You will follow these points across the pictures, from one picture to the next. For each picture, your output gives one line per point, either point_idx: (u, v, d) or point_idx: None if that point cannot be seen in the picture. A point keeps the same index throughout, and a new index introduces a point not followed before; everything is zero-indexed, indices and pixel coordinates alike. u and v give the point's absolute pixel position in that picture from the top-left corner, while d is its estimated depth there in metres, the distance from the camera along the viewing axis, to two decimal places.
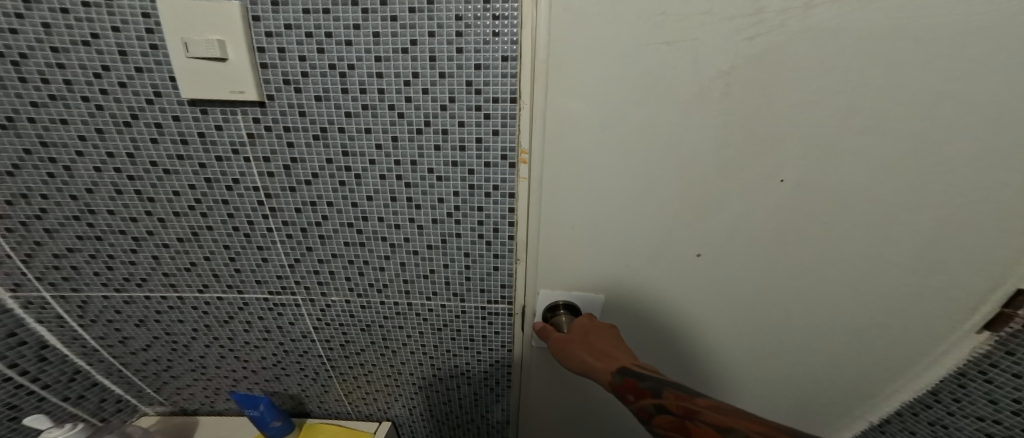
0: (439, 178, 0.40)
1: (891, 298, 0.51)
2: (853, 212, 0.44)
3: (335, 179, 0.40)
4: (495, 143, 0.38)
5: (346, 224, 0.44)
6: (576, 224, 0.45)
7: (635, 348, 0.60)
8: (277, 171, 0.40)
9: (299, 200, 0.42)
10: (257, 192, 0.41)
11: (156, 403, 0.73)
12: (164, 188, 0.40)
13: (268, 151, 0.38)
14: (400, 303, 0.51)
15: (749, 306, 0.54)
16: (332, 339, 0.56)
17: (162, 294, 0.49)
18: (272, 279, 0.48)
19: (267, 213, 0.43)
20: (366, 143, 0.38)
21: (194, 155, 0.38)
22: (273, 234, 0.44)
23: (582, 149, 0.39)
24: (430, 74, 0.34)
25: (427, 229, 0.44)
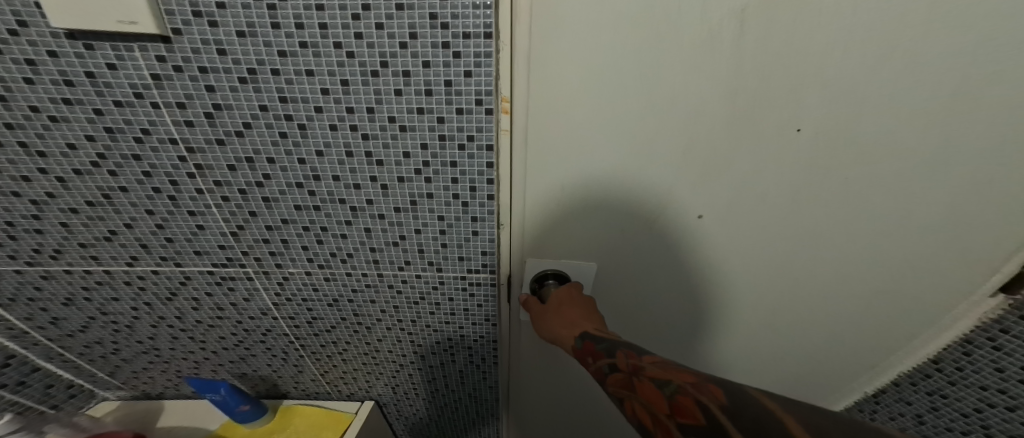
0: (403, 128, 0.33)
1: (906, 261, 0.48)
2: (884, 171, 0.39)
3: (275, 129, 0.33)
4: (468, 88, 0.30)
5: (294, 184, 0.37)
6: (567, 188, 0.39)
7: (631, 318, 0.56)
8: (197, 120, 0.32)
9: (229, 154, 0.34)
10: (177, 146, 0.34)
11: (115, 387, 0.68)
12: (57, 140, 0.32)
13: (182, 94, 0.30)
14: (370, 275, 0.45)
15: (753, 270, 0.50)
16: (299, 315, 0.51)
17: (87, 269, 0.43)
18: (214, 251, 0.42)
19: (194, 173, 0.36)
20: (309, 87, 0.30)
21: (85, 98, 0.30)
22: (204, 197, 0.37)
23: (575, 95, 0.32)
24: (384, 5, 0.25)
25: (394, 188, 0.37)
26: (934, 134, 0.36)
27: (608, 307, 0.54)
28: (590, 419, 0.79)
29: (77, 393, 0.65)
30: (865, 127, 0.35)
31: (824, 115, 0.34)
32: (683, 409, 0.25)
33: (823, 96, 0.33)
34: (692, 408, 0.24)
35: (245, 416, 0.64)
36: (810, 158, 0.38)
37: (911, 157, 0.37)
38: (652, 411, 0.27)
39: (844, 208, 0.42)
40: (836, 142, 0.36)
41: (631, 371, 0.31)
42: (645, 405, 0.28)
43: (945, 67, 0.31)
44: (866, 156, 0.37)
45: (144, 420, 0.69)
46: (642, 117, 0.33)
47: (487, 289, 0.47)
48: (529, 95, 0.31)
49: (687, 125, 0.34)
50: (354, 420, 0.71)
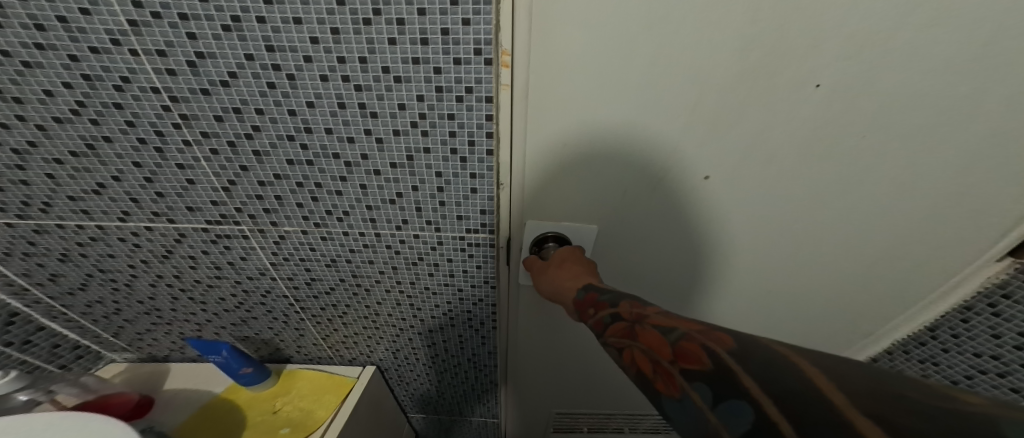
0: (397, 79, 0.31)
1: (911, 228, 0.48)
2: (901, 134, 0.38)
3: (262, 79, 0.31)
4: (466, 36, 0.28)
5: (284, 137, 0.35)
6: (569, 149, 0.38)
7: (632, 281, 0.56)
8: (180, 69, 0.30)
9: (215, 106, 0.33)
10: (159, 95, 0.32)
11: (122, 349, 0.69)
12: (33, 86, 0.31)
13: (162, 42, 0.28)
14: (368, 234, 0.44)
15: (756, 235, 0.49)
16: (297, 275, 0.51)
17: (78, 223, 0.43)
18: (207, 207, 0.41)
19: (180, 123, 0.34)
20: (297, 36, 0.28)
21: (58, 43, 0.28)
22: (192, 149, 0.36)
23: (582, 48, 0.30)
24: None
25: (388, 143, 0.36)
26: (962, 96, 0.34)
27: (608, 270, 0.54)
28: (587, 384, 0.81)
29: (83, 354, 0.66)
30: (891, 88, 0.33)
31: (850, 70, 0.32)
32: (687, 352, 0.25)
33: (851, 48, 0.30)
34: (698, 350, 0.25)
35: (247, 379, 0.65)
36: (828, 118, 0.36)
37: (934, 121, 0.36)
38: (652, 356, 0.27)
39: (855, 171, 0.41)
40: (857, 101, 0.35)
41: (635, 324, 0.32)
42: (646, 352, 0.28)
43: (988, 20, 0.28)
44: (889, 119, 0.36)
45: (149, 381, 0.70)
46: (651, 74, 0.32)
47: (486, 250, 0.46)
48: (532, 45, 0.30)
49: (698, 82, 0.33)
50: (356, 383, 0.72)
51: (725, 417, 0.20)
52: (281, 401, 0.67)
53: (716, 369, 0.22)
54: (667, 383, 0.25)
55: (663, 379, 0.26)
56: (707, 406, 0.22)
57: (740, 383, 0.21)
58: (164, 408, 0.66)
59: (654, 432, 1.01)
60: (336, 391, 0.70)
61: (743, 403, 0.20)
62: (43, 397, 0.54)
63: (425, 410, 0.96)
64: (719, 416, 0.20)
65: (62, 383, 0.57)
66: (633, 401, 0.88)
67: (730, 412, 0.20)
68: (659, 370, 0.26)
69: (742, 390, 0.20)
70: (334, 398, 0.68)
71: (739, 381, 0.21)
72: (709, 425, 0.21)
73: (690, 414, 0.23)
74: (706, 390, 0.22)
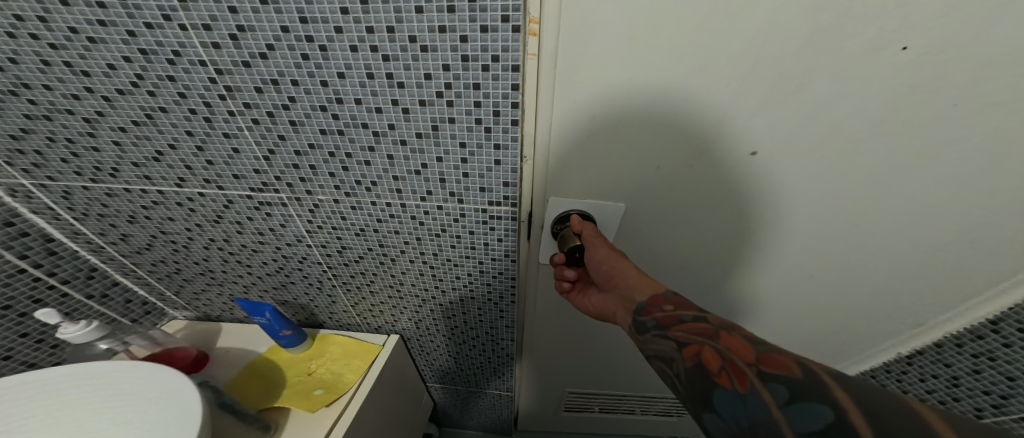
0: (425, 49, 0.31)
1: (978, 208, 0.44)
2: (970, 105, 0.34)
3: (296, 51, 0.32)
4: (493, 4, 0.28)
5: (317, 107, 0.37)
6: (596, 122, 0.38)
7: (661, 254, 0.55)
8: (224, 42, 0.32)
9: (258, 79, 0.35)
10: (206, 68, 0.34)
11: (181, 308, 0.77)
12: (97, 60, 0.34)
13: (206, 16, 0.30)
14: (394, 205, 0.46)
15: (792, 211, 0.47)
16: (330, 243, 0.54)
17: (142, 188, 0.48)
18: (250, 175, 0.45)
19: (224, 95, 0.36)
20: (328, 7, 0.29)
21: (119, 20, 0.31)
22: (236, 119, 0.39)
23: (613, 12, 0.29)
24: None
25: (414, 113, 0.36)
26: None
27: (636, 243, 0.53)
28: (604, 363, 0.82)
29: (151, 310, 0.73)
30: (970, 47, 0.30)
31: (934, 27, 0.29)
32: (771, 361, 0.30)
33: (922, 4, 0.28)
34: (783, 363, 0.29)
35: (287, 340, 0.71)
36: (886, 84, 0.33)
37: (1022, 85, 0.32)
38: (726, 355, 0.32)
39: (908, 146, 0.39)
40: (923, 67, 0.32)
41: (711, 327, 0.36)
42: (719, 350, 0.33)
43: None
44: (962, 87, 0.33)
45: (203, 339, 0.78)
46: (682, 43, 0.31)
47: (507, 222, 0.46)
48: (561, 10, 0.29)
49: (725, 49, 0.31)
50: (381, 350, 0.77)
51: (797, 416, 0.25)
52: (316, 363, 0.73)
53: (801, 381, 0.27)
54: (737, 378, 0.30)
55: (733, 374, 0.30)
56: (778, 403, 0.27)
57: (825, 396, 0.25)
58: (217, 365, 0.73)
59: (671, 415, 1.01)
60: (365, 356, 0.75)
61: (825, 410, 0.25)
62: (119, 347, 0.61)
63: (443, 381, 1.00)
64: (790, 415, 0.26)
65: (133, 335, 0.64)
66: (649, 383, 0.88)
67: (805, 414, 0.25)
68: (729, 366, 0.31)
69: (826, 400, 0.25)
70: (362, 363, 0.73)
71: (823, 394, 0.26)
72: (775, 417, 0.26)
73: (756, 406, 0.28)
74: (784, 391, 0.27)
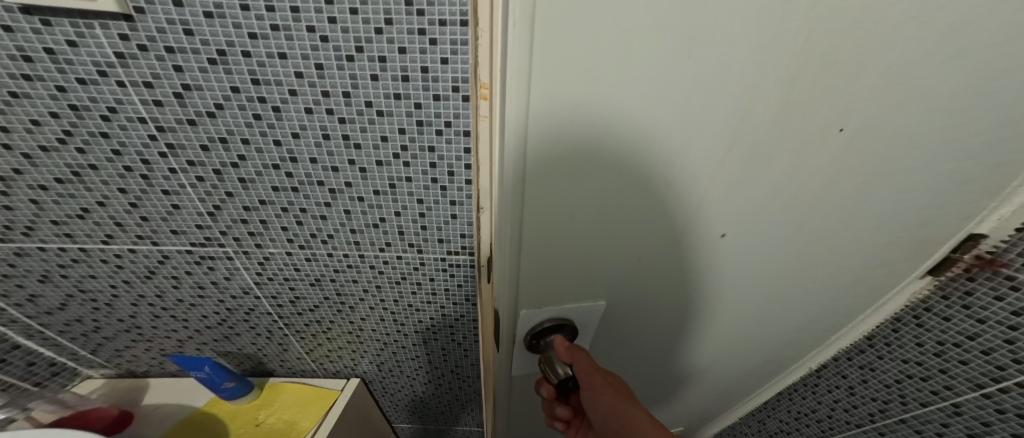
0: (380, 113, 0.31)
1: (874, 257, 0.46)
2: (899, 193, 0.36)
3: (248, 110, 0.31)
4: (445, 74, 0.28)
5: (270, 165, 0.36)
6: (568, 195, 0.31)
7: (624, 328, 0.55)
8: (167, 100, 0.30)
9: (204, 139, 0.33)
10: (146, 125, 0.32)
11: (100, 365, 0.68)
12: (20, 115, 0.31)
13: (149, 73, 0.28)
14: (351, 256, 0.45)
15: (739, 285, 0.50)
16: (281, 294, 0.52)
17: (60, 246, 0.43)
18: (192, 230, 0.42)
19: (166, 152, 0.35)
20: (282, 70, 0.28)
21: (46, 75, 0.28)
22: (178, 176, 0.37)
23: (596, 75, 0.21)
24: None
25: (371, 172, 0.36)
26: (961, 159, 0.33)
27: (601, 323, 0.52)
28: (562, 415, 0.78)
29: (60, 372, 0.64)
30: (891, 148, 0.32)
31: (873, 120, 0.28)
32: None
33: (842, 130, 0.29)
34: None
35: (229, 393, 0.66)
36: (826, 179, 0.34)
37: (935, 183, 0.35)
38: None
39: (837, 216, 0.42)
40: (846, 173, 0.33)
41: None
42: None
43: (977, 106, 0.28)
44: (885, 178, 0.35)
45: (127, 400, 0.69)
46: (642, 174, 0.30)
47: (467, 269, 0.47)
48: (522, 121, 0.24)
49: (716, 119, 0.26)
50: (341, 394, 0.73)
51: None
52: (265, 413, 0.70)
53: None
54: None
55: None
56: None
57: None
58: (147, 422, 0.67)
59: None
60: (321, 402, 0.72)
61: None
62: (20, 415, 0.56)
63: (410, 419, 0.97)
64: None
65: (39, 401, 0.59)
66: None
67: None
68: None
69: None
70: (317, 409, 0.71)
71: None
72: None
73: None
74: None
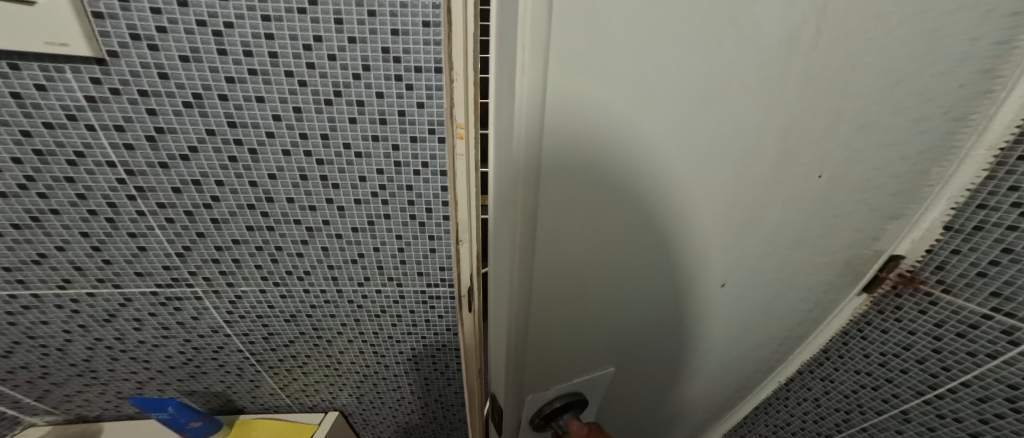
0: (358, 155, 0.31)
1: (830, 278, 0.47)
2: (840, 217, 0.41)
3: (223, 153, 0.30)
4: (422, 118, 0.29)
5: (244, 205, 0.34)
6: (563, 181, 0.33)
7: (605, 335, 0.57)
8: (139, 144, 0.28)
9: (176, 182, 0.31)
10: (115, 169, 0.30)
11: (46, 413, 0.61)
12: None
13: (121, 117, 0.27)
14: (329, 291, 0.43)
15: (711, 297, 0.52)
16: (253, 331, 0.49)
17: (8, 292, 0.40)
18: (158, 271, 0.39)
19: (135, 195, 0.32)
20: (259, 113, 0.27)
21: (12, 119, 0.25)
22: (146, 218, 0.34)
23: (602, 75, 0.25)
24: (336, 37, 0.23)
25: (349, 211, 0.35)
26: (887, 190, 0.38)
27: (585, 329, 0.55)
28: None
29: None
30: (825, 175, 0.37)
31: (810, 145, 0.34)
32: None
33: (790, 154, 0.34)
34: None
35: (197, 431, 0.62)
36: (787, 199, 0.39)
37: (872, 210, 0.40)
38: None
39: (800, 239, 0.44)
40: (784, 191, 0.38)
41: None
42: None
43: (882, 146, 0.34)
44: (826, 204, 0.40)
45: None
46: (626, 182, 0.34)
47: (447, 301, 0.46)
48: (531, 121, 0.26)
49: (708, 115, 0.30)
50: (317, 429, 0.70)
51: None
52: None
53: None
54: None
55: None
56: None
57: None
58: None
59: None
60: None
61: None
62: None
63: None
64: None
65: None
66: None
67: None
68: None
69: None
70: None
71: None
72: None
73: None
74: None
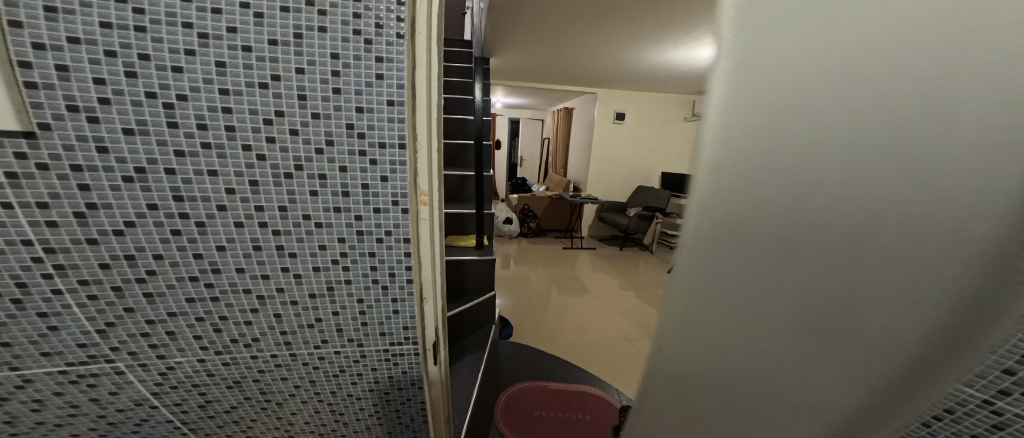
0: (318, 225, 0.29)
1: None
2: None
3: (165, 227, 0.28)
4: (385, 190, 0.29)
5: (185, 277, 0.30)
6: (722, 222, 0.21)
7: None
8: (64, 220, 0.26)
9: (101, 257, 0.28)
10: (30, 246, 0.26)
11: None
12: None
13: (46, 193, 0.25)
14: (280, 355, 0.38)
15: None
16: (187, 400, 0.38)
17: None
18: (70, 349, 0.32)
19: (53, 273, 0.28)
20: (210, 186, 0.27)
21: None
22: (62, 297, 0.29)
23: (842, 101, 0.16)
24: (299, 113, 0.26)
25: (307, 278, 0.32)
26: None
27: None
28: None
29: None
30: None
31: None
32: None
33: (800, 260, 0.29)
34: None
35: None
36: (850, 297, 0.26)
37: None
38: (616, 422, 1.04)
39: None
40: None
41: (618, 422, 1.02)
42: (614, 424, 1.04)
43: None
44: None
45: None
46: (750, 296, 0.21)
47: (413, 358, 0.41)
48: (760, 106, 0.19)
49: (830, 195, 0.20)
50: None
51: None
52: None
53: None
54: None
55: None
56: None
57: None
58: None
59: None
60: None
61: None
62: None
63: None
64: None
65: None
66: None
67: None
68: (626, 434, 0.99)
69: None
70: None
71: None
72: None
73: None
74: None
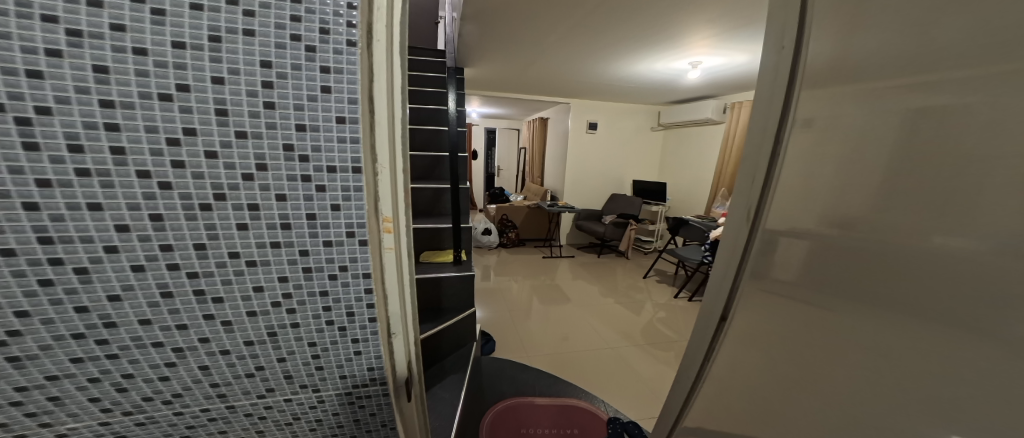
0: (250, 263, 0.25)
1: None
2: None
3: (31, 276, 0.22)
4: (337, 220, 0.25)
5: (68, 335, 0.24)
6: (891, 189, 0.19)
7: None
8: None
9: None
10: None
11: None
12: None
13: None
14: (213, 409, 0.31)
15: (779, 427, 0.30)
16: None
17: None
18: None
19: None
20: (95, 224, 0.22)
21: None
22: None
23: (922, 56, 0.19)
24: (217, 131, 0.22)
25: (240, 325, 0.27)
26: None
27: None
28: None
29: None
30: None
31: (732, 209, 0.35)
32: None
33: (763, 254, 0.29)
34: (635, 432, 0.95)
35: None
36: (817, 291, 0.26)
37: None
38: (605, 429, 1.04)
39: None
40: None
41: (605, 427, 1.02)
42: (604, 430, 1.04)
43: None
44: None
45: None
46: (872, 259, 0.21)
47: (381, 399, 0.35)
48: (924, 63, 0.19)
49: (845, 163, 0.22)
50: None
51: None
52: None
53: None
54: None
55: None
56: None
57: None
58: None
59: None
60: None
61: None
62: None
63: None
64: None
65: None
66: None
67: None
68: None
69: None
70: None
71: None
72: None
73: None
74: None
